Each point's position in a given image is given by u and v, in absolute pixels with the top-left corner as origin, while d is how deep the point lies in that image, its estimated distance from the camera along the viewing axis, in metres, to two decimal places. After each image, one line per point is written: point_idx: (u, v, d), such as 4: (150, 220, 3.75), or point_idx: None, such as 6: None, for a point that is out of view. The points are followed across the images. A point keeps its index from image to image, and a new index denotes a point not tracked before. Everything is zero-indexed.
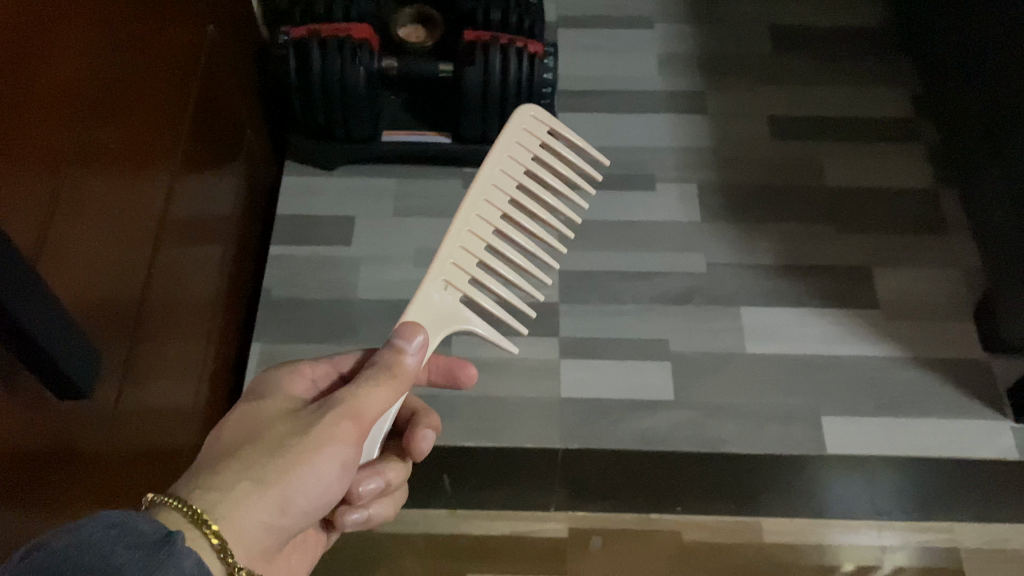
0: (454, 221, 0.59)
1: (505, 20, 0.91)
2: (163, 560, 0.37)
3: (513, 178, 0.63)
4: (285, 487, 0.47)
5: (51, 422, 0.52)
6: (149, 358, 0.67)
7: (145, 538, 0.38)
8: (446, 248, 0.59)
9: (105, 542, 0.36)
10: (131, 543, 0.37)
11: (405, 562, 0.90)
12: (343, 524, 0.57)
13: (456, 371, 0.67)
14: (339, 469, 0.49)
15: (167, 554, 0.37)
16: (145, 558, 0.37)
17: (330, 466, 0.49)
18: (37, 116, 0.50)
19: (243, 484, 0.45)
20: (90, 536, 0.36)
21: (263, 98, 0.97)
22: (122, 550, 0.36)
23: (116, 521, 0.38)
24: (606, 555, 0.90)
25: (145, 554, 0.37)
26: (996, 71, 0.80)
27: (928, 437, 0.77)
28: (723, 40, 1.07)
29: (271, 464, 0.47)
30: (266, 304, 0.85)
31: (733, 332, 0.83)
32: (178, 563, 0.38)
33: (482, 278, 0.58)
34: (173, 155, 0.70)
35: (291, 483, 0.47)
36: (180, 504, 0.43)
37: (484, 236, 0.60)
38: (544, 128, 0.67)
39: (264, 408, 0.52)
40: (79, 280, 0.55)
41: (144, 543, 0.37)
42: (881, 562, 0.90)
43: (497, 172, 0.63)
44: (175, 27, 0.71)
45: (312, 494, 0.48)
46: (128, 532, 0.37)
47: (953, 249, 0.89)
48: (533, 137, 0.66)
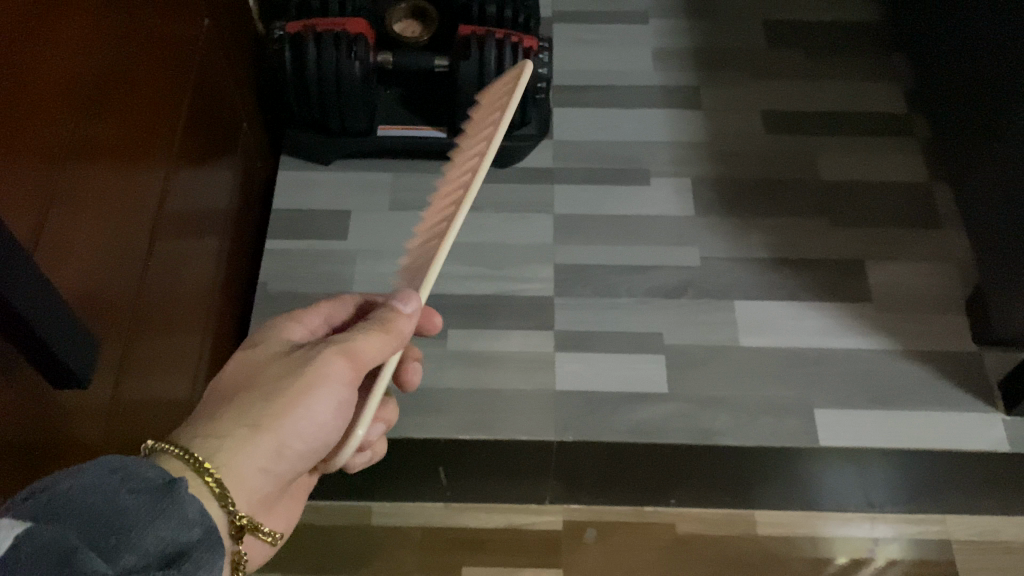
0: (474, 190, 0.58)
1: (500, 14, 0.91)
2: (165, 505, 0.40)
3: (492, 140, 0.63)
4: (280, 430, 0.50)
5: (50, 412, 0.52)
6: (147, 351, 0.67)
7: (148, 483, 0.40)
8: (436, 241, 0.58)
9: (110, 486, 0.39)
10: (134, 488, 0.40)
11: (401, 554, 0.90)
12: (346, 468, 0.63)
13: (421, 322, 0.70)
14: (334, 408, 0.51)
15: (170, 499, 0.40)
16: (146, 504, 0.39)
17: (325, 409, 0.51)
18: (36, 109, 0.50)
19: (240, 428, 0.49)
20: (94, 478, 0.39)
21: (259, 92, 0.97)
22: (125, 495, 0.39)
23: (121, 465, 0.40)
24: (601, 547, 0.91)
25: (147, 499, 0.39)
26: (989, 66, 0.80)
27: (920, 429, 0.78)
28: (717, 36, 1.07)
29: (267, 409, 0.50)
30: (262, 297, 0.85)
31: (726, 325, 0.83)
32: (181, 509, 0.40)
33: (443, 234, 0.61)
34: (169, 149, 0.70)
35: (285, 424, 0.50)
36: (181, 451, 0.46)
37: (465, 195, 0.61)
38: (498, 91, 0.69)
39: (263, 355, 0.55)
40: (77, 271, 0.55)
41: (147, 488, 0.40)
42: (873, 554, 0.91)
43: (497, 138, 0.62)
44: (171, 21, 0.71)
45: (305, 437, 0.51)
46: (131, 477, 0.40)
47: (945, 243, 0.89)
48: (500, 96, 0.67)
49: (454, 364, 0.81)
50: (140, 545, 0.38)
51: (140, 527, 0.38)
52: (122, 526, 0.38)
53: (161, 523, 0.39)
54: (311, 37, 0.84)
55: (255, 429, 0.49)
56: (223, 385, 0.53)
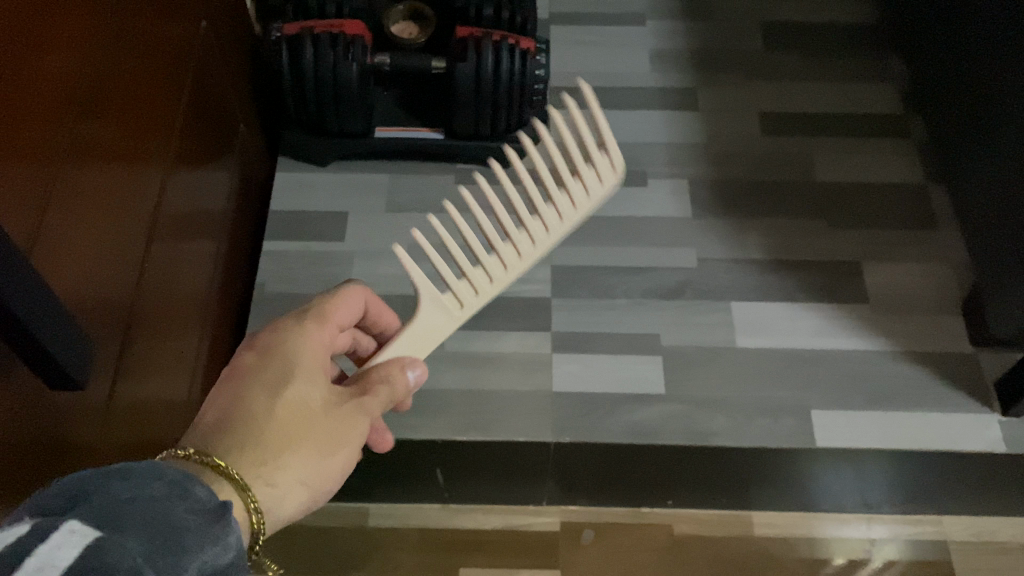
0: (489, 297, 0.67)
1: (497, 17, 0.91)
2: (216, 529, 0.41)
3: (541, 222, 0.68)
4: (315, 483, 0.53)
5: (47, 414, 0.52)
6: (144, 353, 0.67)
7: (202, 504, 0.41)
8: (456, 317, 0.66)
9: (168, 502, 0.40)
10: (190, 507, 0.41)
11: (398, 555, 0.90)
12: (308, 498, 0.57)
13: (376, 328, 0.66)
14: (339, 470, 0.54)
15: (218, 523, 0.41)
16: (200, 524, 0.40)
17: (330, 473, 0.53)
18: (31, 112, 0.50)
19: (289, 481, 0.51)
20: (154, 493, 0.40)
21: (257, 94, 0.97)
22: (182, 512, 0.40)
23: (177, 481, 0.41)
24: (599, 548, 0.91)
25: (202, 520, 0.40)
26: (985, 68, 0.80)
27: (916, 430, 0.78)
28: (715, 37, 1.08)
29: (311, 464, 0.52)
30: (260, 298, 0.85)
31: (723, 326, 0.84)
32: (224, 535, 0.41)
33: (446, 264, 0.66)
34: (166, 150, 0.70)
35: (319, 482, 0.53)
36: (215, 462, 0.48)
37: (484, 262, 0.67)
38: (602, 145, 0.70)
39: (280, 390, 0.53)
40: (74, 274, 0.55)
41: (199, 508, 0.41)
42: (870, 555, 0.91)
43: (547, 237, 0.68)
44: (168, 23, 0.71)
45: (327, 484, 0.54)
46: (186, 496, 0.41)
47: (942, 245, 0.89)
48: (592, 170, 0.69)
49: (452, 365, 0.81)
50: (191, 563, 0.39)
51: (195, 544, 0.39)
52: (178, 541, 0.38)
53: (208, 546, 0.40)
54: (309, 38, 0.84)
55: (300, 482, 0.51)
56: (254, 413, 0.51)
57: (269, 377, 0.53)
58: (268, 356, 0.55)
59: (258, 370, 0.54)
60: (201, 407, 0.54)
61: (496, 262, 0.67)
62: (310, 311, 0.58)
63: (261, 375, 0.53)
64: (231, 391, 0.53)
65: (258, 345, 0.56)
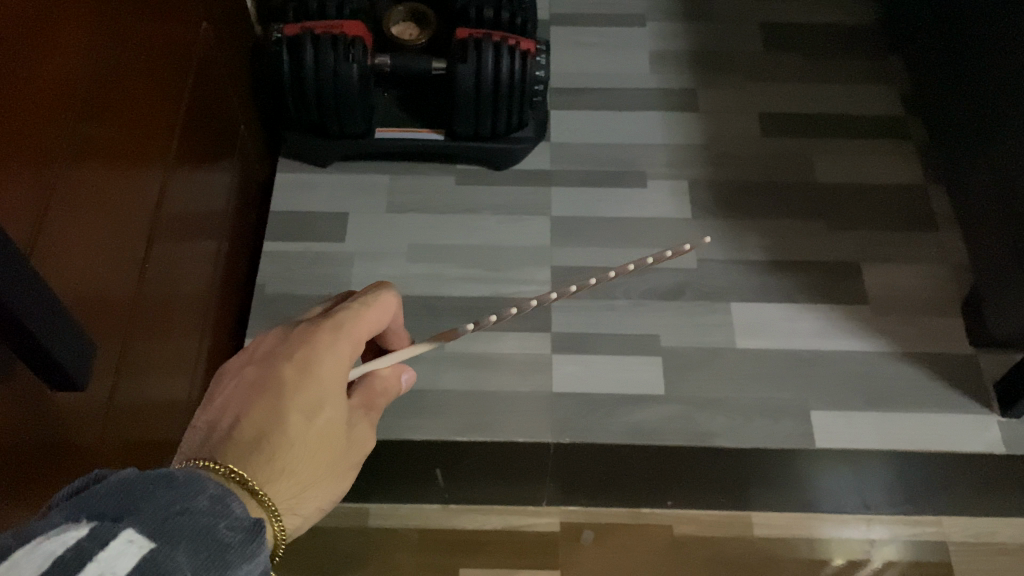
0: None
1: (497, 18, 0.92)
2: (254, 547, 0.39)
3: None
4: (331, 501, 0.55)
5: (47, 415, 0.53)
6: (144, 353, 0.67)
7: (241, 520, 0.39)
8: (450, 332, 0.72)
9: (207, 519, 0.38)
10: (230, 524, 0.39)
11: (398, 555, 0.90)
12: None
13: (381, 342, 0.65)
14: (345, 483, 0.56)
15: (256, 541, 0.39)
16: (241, 542, 0.38)
17: (341, 489, 0.55)
18: (31, 113, 0.50)
19: (311, 507, 0.52)
20: (196, 507, 0.38)
21: (257, 95, 0.97)
22: (221, 529, 0.38)
23: (218, 495, 0.40)
24: (599, 549, 0.91)
25: (242, 537, 0.38)
26: (984, 70, 0.80)
27: (916, 431, 0.78)
28: (714, 39, 1.08)
29: (329, 487, 0.53)
30: (260, 299, 0.86)
31: (723, 327, 0.84)
32: (259, 554, 0.39)
33: None
34: (166, 151, 0.70)
35: (335, 499, 0.55)
36: (255, 488, 0.46)
37: None
38: None
39: (308, 414, 0.51)
40: (74, 275, 0.55)
41: (238, 525, 0.39)
42: (869, 556, 0.91)
43: None
44: (168, 23, 0.71)
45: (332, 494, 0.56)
46: (227, 510, 0.39)
47: (941, 245, 0.89)
48: None
49: (452, 365, 0.82)
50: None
51: (237, 564, 0.37)
52: (220, 558, 0.37)
53: (244, 565, 0.38)
54: (309, 39, 0.84)
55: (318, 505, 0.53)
56: (289, 441, 0.50)
57: (301, 401, 0.51)
58: (304, 377, 0.52)
59: (289, 390, 0.51)
60: (212, 413, 0.51)
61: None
62: (344, 328, 0.54)
63: (293, 397, 0.51)
64: (263, 412, 0.50)
65: (287, 356, 0.52)
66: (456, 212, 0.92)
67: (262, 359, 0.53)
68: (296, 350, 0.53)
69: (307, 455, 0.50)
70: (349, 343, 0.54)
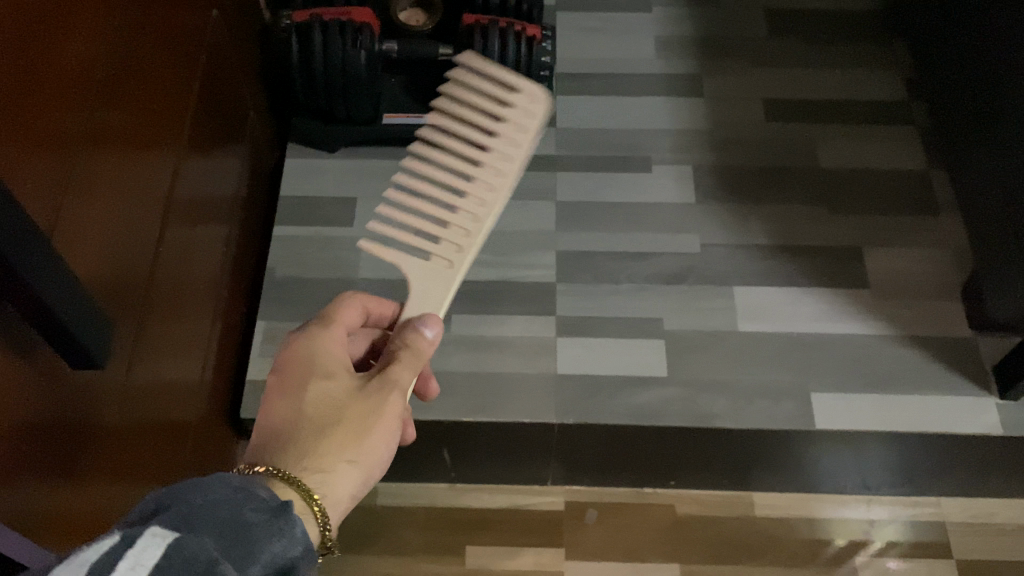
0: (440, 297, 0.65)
1: (504, 4, 0.92)
2: (281, 524, 0.41)
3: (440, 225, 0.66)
4: (372, 460, 0.53)
5: (67, 393, 0.54)
6: (158, 335, 0.69)
7: (265, 503, 0.42)
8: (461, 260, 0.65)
9: (231, 505, 0.40)
10: (254, 506, 0.41)
11: (406, 533, 0.92)
12: None
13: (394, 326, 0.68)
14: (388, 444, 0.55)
15: (282, 519, 0.41)
16: (267, 522, 0.41)
17: (381, 447, 0.54)
18: (48, 101, 0.52)
19: (342, 464, 0.51)
20: (219, 495, 0.41)
21: (266, 81, 0.98)
22: (247, 511, 0.41)
23: (242, 487, 0.42)
24: (603, 527, 0.93)
25: (267, 516, 0.41)
26: (988, 57, 0.81)
27: (915, 413, 0.79)
28: (720, 24, 1.08)
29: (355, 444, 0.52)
30: (271, 283, 0.87)
31: (726, 311, 0.85)
32: (289, 529, 0.41)
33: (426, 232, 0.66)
34: (178, 137, 0.72)
35: (374, 458, 0.54)
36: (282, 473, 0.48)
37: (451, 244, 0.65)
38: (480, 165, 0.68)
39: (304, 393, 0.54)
40: (90, 258, 0.57)
41: (263, 506, 0.41)
42: (869, 536, 0.92)
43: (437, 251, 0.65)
44: (180, 11, 0.72)
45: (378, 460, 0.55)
46: (249, 495, 0.42)
47: (943, 231, 0.90)
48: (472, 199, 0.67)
49: (459, 348, 0.83)
50: (261, 559, 0.39)
51: (264, 541, 0.40)
52: (247, 537, 0.39)
53: (273, 542, 0.40)
54: (317, 25, 0.85)
55: (352, 464, 0.52)
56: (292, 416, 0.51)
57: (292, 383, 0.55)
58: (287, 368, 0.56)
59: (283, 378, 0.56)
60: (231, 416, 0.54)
61: (464, 214, 0.66)
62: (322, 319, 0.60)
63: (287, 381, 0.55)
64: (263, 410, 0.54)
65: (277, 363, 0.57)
66: None
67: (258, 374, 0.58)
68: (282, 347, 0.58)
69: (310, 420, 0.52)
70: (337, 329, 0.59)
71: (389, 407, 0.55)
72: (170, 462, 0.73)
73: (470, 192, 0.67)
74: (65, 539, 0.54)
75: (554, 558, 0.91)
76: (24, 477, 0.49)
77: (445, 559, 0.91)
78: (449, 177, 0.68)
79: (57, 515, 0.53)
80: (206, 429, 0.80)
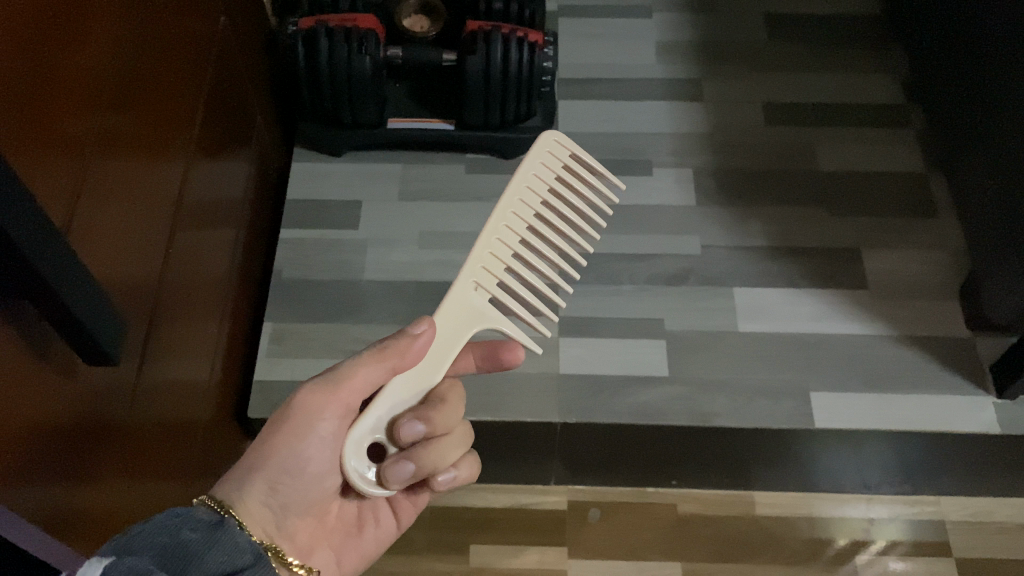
0: (476, 243, 0.61)
1: (507, 10, 0.94)
2: (219, 538, 0.47)
3: (523, 219, 0.64)
4: (273, 466, 0.55)
5: (80, 392, 0.56)
6: (168, 335, 0.70)
7: (202, 524, 0.48)
8: (483, 238, 0.62)
9: (172, 526, 0.46)
10: (192, 525, 0.47)
11: (410, 531, 0.94)
12: (386, 479, 0.53)
13: (500, 352, 0.65)
14: (312, 440, 0.56)
15: (221, 534, 0.48)
16: (205, 536, 0.47)
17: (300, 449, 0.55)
18: (64, 106, 0.53)
19: (240, 472, 0.56)
20: (158, 520, 0.46)
21: (273, 86, 1.00)
22: (186, 529, 0.46)
23: (177, 512, 0.48)
24: (605, 526, 0.94)
25: (205, 533, 0.47)
26: (983, 61, 0.82)
27: (913, 411, 0.80)
28: (720, 30, 1.10)
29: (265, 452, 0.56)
30: (278, 285, 0.89)
31: (726, 311, 0.86)
32: (230, 540, 0.48)
33: (524, 253, 0.62)
34: (188, 141, 0.73)
35: (280, 466, 0.55)
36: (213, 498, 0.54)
37: (511, 244, 0.62)
38: (566, 152, 0.70)
39: None
40: (103, 258, 0.58)
41: (201, 526, 0.47)
42: (869, 534, 0.93)
43: (501, 227, 0.63)
44: (189, 18, 0.74)
45: (297, 472, 0.56)
46: (188, 518, 0.47)
47: (941, 232, 0.92)
48: (556, 161, 0.69)
49: None
50: (209, 567, 0.45)
51: (208, 552, 0.46)
52: (193, 551, 0.45)
53: (218, 552, 0.46)
54: (323, 32, 0.87)
55: (253, 471, 0.55)
56: None
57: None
58: None
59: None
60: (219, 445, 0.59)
61: (533, 199, 0.65)
62: None
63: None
64: None
65: None
66: (465, 200, 0.94)
67: None
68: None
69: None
70: None
71: (304, 416, 0.55)
72: (179, 461, 0.74)
73: (543, 183, 0.67)
74: (84, 537, 0.56)
75: (557, 557, 0.92)
76: (41, 472, 0.50)
77: (450, 558, 0.92)
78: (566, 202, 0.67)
79: (77, 515, 0.55)
80: (214, 429, 0.81)
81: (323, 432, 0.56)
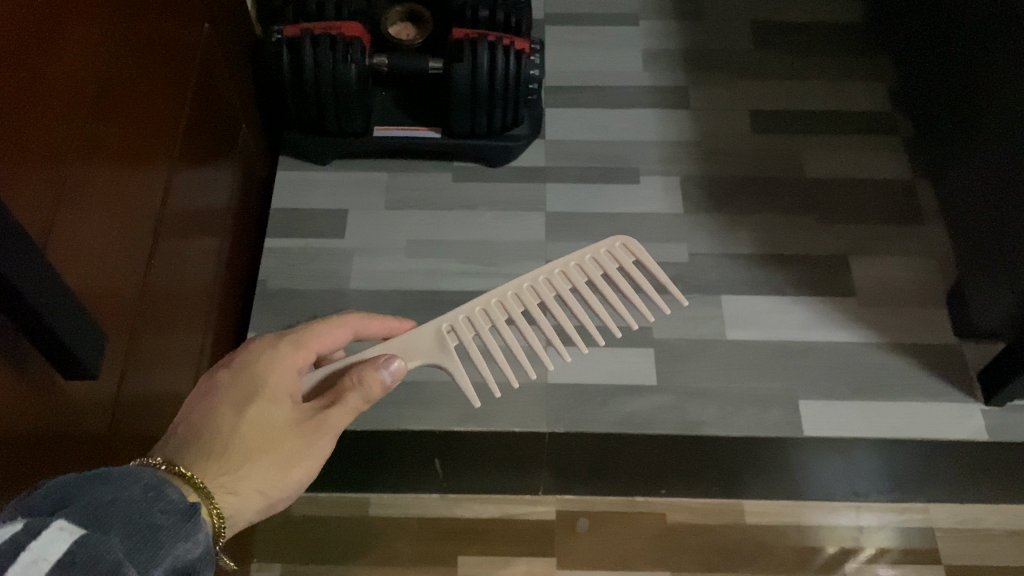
0: (490, 296, 0.70)
1: (492, 17, 0.94)
2: (187, 528, 0.44)
3: (527, 304, 0.70)
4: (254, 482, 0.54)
5: (58, 405, 0.54)
6: (150, 345, 0.69)
7: (175, 505, 0.44)
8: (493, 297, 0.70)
9: (142, 504, 0.43)
10: (164, 507, 0.43)
11: (397, 544, 0.93)
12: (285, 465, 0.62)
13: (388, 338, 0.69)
14: (309, 473, 0.57)
15: (191, 523, 0.44)
16: (174, 523, 0.43)
17: (299, 480, 0.56)
18: (42, 117, 0.52)
19: None
20: (130, 495, 0.43)
21: (257, 93, 0.99)
22: (156, 512, 0.43)
23: (152, 484, 0.44)
24: (594, 536, 0.93)
25: (176, 519, 0.43)
26: (970, 69, 0.82)
27: (901, 418, 0.80)
28: (706, 38, 1.10)
29: (277, 477, 0.54)
30: (262, 295, 0.88)
31: (713, 319, 0.86)
32: (195, 532, 0.44)
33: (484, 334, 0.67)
34: (170, 150, 0.72)
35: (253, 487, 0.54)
36: (191, 478, 0.49)
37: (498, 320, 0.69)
38: (615, 263, 0.74)
39: (262, 408, 0.55)
40: (83, 269, 0.57)
41: (173, 509, 0.44)
42: (858, 542, 0.93)
43: (509, 296, 0.70)
44: (171, 25, 0.73)
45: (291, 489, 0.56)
46: (161, 495, 0.44)
47: (927, 238, 0.92)
48: (598, 268, 0.73)
49: None
50: (164, 562, 0.42)
51: (170, 543, 0.42)
52: (154, 540, 0.42)
53: (181, 542, 0.43)
54: (309, 39, 0.86)
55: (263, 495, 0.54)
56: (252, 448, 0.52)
57: (284, 396, 0.57)
58: (238, 377, 0.56)
59: (275, 372, 0.57)
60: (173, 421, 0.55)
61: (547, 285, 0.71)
62: (290, 336, 0.59)
63: (278, 386, 0.57)
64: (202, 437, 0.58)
65: (232, 362, 0.57)
66: (452, 209, 0.94)
67: (233, 363, 0.57)
68: (297, 329, 0.60)
69: (272, 438, 0.55)
70: (306, 351, 0.60)
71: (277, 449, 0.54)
72: None
73: (574, 282, 0.72)
74: None
75: (545, 568, 0.91)
76: (17, 487, 0.49)
77: (437, 570, 0.91)
78: (592, 300, 0.70)
79: None
80: None
81: (318, 462, 0.57)
